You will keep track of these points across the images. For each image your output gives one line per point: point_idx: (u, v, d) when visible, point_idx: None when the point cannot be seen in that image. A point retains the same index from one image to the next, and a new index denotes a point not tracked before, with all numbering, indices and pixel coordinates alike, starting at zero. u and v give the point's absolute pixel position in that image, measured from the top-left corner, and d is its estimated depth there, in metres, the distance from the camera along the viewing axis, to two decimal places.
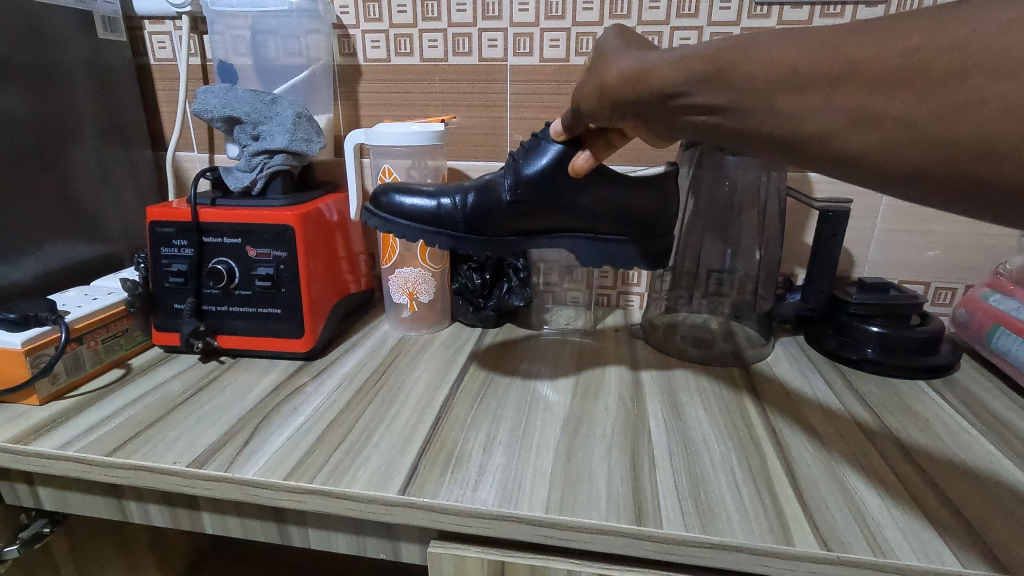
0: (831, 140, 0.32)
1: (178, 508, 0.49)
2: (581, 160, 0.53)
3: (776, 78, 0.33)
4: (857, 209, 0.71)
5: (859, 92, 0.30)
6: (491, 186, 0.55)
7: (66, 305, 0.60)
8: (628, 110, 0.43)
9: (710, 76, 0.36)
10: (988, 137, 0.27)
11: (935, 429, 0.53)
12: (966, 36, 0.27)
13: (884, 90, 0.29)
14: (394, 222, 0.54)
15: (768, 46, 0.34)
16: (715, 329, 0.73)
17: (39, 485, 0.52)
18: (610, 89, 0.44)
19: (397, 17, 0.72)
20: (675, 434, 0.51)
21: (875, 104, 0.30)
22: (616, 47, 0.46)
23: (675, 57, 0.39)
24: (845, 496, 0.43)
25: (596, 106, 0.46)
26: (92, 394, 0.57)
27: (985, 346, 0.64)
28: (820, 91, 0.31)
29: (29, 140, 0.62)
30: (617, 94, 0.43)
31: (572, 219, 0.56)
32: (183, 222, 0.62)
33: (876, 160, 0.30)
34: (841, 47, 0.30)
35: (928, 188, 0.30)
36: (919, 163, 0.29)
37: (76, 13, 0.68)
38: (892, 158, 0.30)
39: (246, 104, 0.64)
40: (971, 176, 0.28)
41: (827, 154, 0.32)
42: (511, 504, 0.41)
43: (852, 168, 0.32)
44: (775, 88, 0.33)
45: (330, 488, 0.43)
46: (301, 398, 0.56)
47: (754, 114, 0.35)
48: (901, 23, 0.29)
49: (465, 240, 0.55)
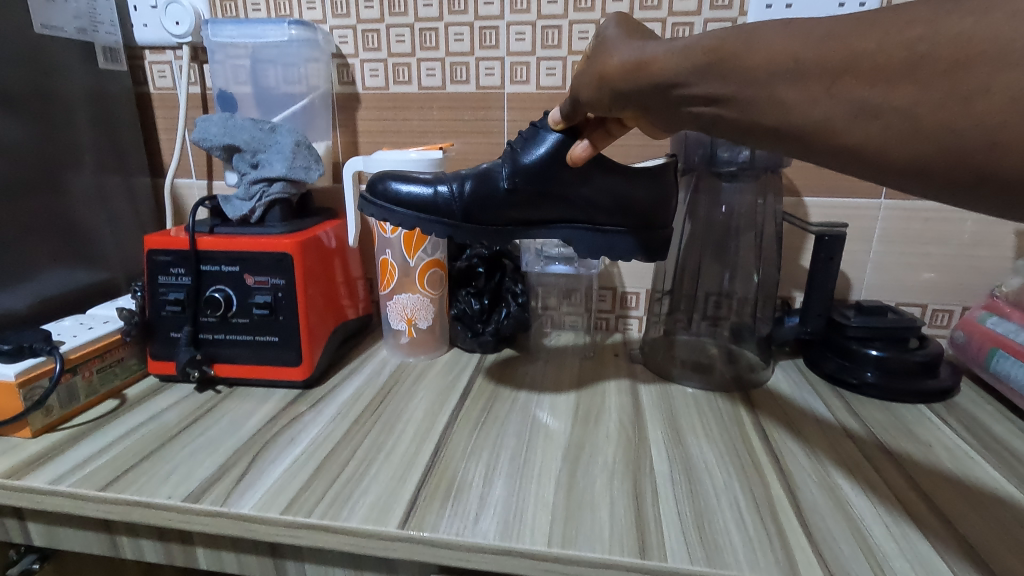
0: (831, 131, 0.32)
1: (172, 543, 0.48)
2: (581, 149, 0.53)
3: (778, 68, 0.33)
4: (854, 232, 0.72)
5: (861, 82, 0.30)
6: (488, 174, 0.55)
7: (61, 335, 0.59)
8: (627, 99, 0.44)
9: (711, 66, 0.37)
10: (990, 127, 0.26)
11: (938, 454, 0.53)
12: (971, 26, 0.27)
13: (886, 80, 0.29)
14: (388, 209, 0.55)
15: (770, 37, 0.34)
16: (714, 354, 0.71)
17: (29, 519, 0.51)
18: (609, 79, 0.44)
19: (396, 46, 0.74)
20: (677, 462, 0.50)
21: (876, 96, 0.30)
22: (615, 36, 0.46)
23: (676, 48, 0.39)
24: (851, 526, 0.43)
25: (595, 95, 0.47)
26: (86, 426, 0.56)
27: (985, 368, 0.64)
28: (822, 82, 0.32)
29: (27, 166, 0.62)
30: (618, 84, 0.44)
31: (575, 204, 0.56)
32: (182, 250, 0.62)
33: (877, 153, 0.31)
34: (846, 38, 0.31)
35: (930, 182, 0.30)
36: (921, 155, 0.29)
37: (78, 44, 0.69)
38: (893, 149, 0.30)
39: (246, 132, 0.64)
40: (972, 169, 0.28)
41: (829, 146, 0.33)
42: (513, 537, 0.41)
43: (854, 162, 0.32)
44: (777, 78, 0.33)
45: (328, 522, 0.42)
46: (299, 427, 0.55)
47: (755, 105, 0.35)
48: (905, 14, 0.29)
49: (461, 228, 0.55)
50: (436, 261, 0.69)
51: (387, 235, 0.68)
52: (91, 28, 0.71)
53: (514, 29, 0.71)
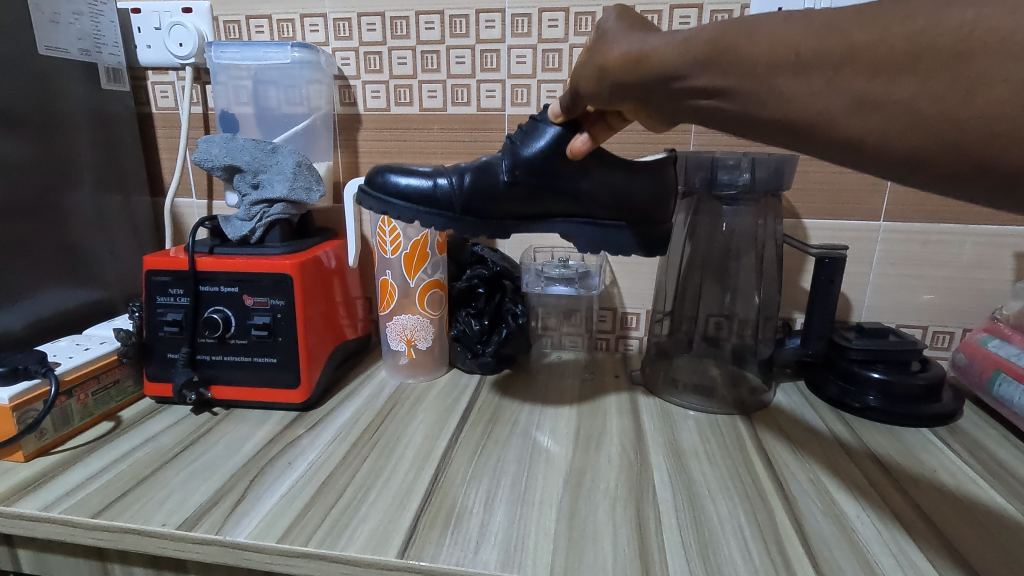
0: (831, 124, 0.32)
1: (166, 570, 0.47)
2: (581, 142, 0.54)
3: (779, 61, 0.33)
4: (854, 254, 0.72)
5: (862, 75, 0.30)
6: (488, 168, 0.55)
7: (55, 356, 0.59)
8: (628, 92, 0.43)
9: (710, 58, 0.36)
10: (990, 118, 0.27)
11: (943, 479, 0.52)
12: (972, 17, 0.27)
13: (888, 73, 0.29)
14: (388, 202, 0.55)
15: (771, 29, 0.33)
16: (715, 375, 0.70)
17: (18, 546, 0.50)
18: (610, 71, 0.43)
19: (397, 68, 0.74)
20: (680, 489, 0.50)
21: (877, 88, 0.30)
22: (617, 28, 0.45)
23: (676, 40, 0.38)
24: (858, 555, 0.42)
25: (596, 88, 0.46)
26: (80, 449, 0.55)
27: (988, 392, 0.64)
28: (821, 74, 0.31)
29: (29, 184, 0.62)
30: (618, 76, 0.43)
31: (576, 196, 0.56)
32: (180, 271, 0.61)
33: (878, 146, 0.31)
34: (847, 30, 0.30)
35: (931, 174, 0.30)
36: (922, 147, 0.29)
37: (80, 65, 0.69)
38: (894, 141, 0.30)
39: (246, 153, 0.64)
40: (973, 161, 0.28)
41: (829, 139, 0.32)
42: (514, 567, 0.40)
43: (854, 155, 0.32)
44: (778, 71, 0.33)
45: (325, 552, 0.41)
46: (297, 451, 0.55)
47: (754, 97, 0.34)
48: (907, 6, 0.29)
49: (460, 221, 0.55)
50: (436, 282, 0.69)
51: (387, 255, 0.68)
52: (94, 50, 0.71)
53: (514, 53, 0.72)
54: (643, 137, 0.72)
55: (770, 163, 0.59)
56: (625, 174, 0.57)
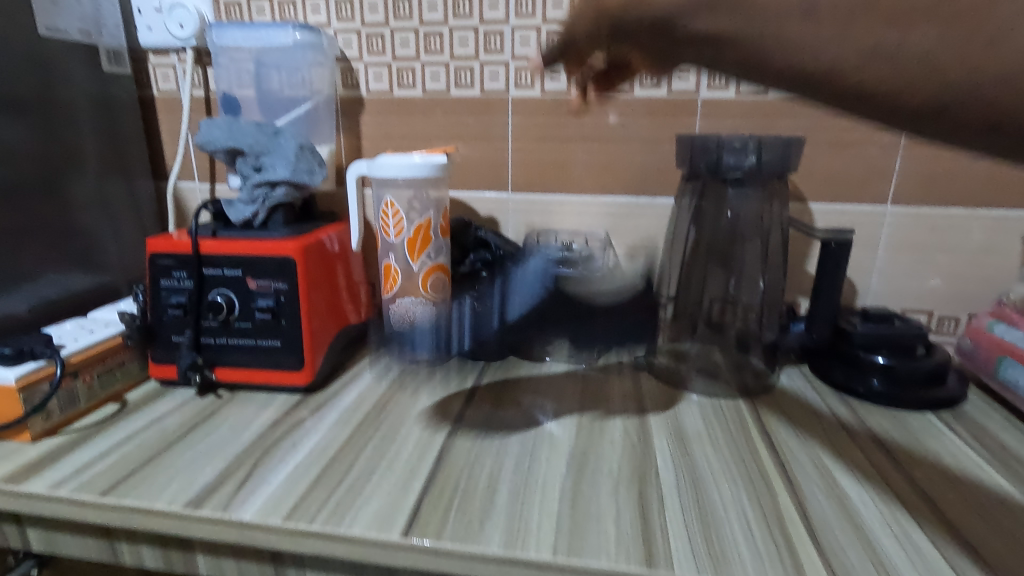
0: (842, 75, 0.29)
1: (172, 549, 0.48)
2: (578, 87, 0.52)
3: (787, 4, 0.29)
4: (859, 238, 0.71)
5: (878, 22, 0.27)
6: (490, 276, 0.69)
7: (62, 338, 0.59)
8: (628, 36, 0.35)
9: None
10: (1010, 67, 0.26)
11: (947, 463, 0.52)
12: None
13: (908, 19, 0.27)
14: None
15: None
16: (719, 361, 0.70)
17: (28, 525, 0.50)
18: (607, 8, 0.35)
19: (400, 50, 0.74)
20: (683, 470, 0.50)
21: (893, 39, 0.27)
22: None
23: None
24: (860, 536, 0.42)
25: (591, 30, 0.37)
26: (86, 430, 0.55)
27: (993, 377, 0.63)
28: (835, 20, 0.28)
29: (30, 166, 0.62)
30: (617, 13, 0.35)
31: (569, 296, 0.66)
32: (183, 254, 0.61)
33: (889, 98, 0.28)
34: None
35: (941, 123, 0.28)
36: (933, 97, 0.27)
37: (81, 47, 0.69)
38: (906, 91, 0.28)
39: (249, 136, 0.64)
40: (988, 114, 0.27)
41: (838, 89, 0.29)
42: (518, 546, 0.40)
43: (862, 102, 0.29)
44: (785, 15, 0.29)
45: (330, 531, 0.41)
46: (301, 433, 0.55)
47: (761, 44, 0.30)
48: None
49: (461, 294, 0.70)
50: (439, 266, 0.69)
51: (390, 239, 0.68)
52: (94, 32, 0.71)
53: (518, 34, 0.71)
54: (647, 121, 0.71)
55: (776, 146, 0.58)
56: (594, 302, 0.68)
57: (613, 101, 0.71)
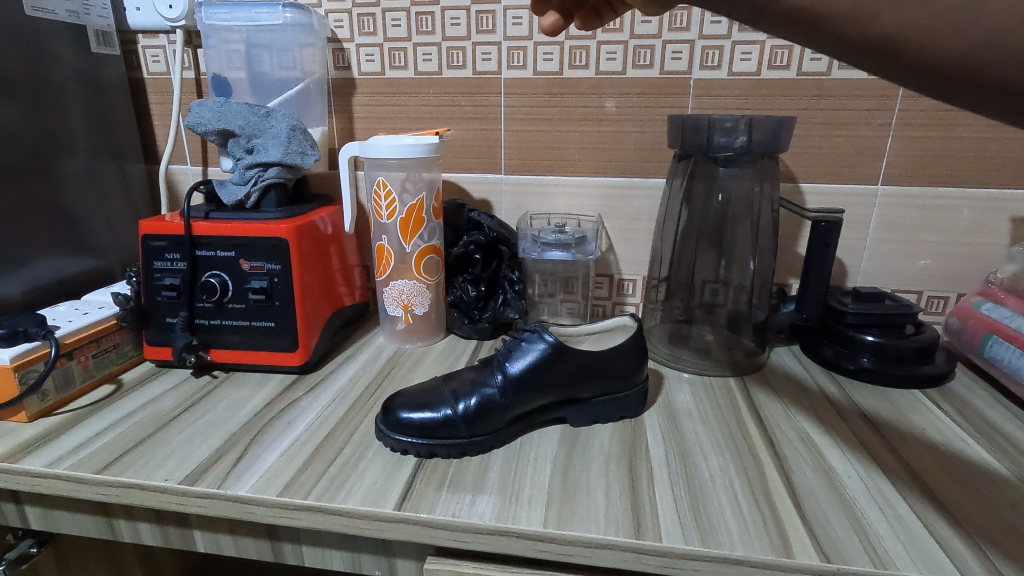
0: (866, 17, 0.28)
1: (169, 526, 0.49)
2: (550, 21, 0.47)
3: None
4: (849, 218, 0.72)
5: None
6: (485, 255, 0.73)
7: (56, 320, 0.59)
8: None
9: None
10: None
11: (932, 438, 0.53)
12: None
13: None
14: (397, 438, 0.48)
15: None
16: (711, 340, 0.70)
17: (26, 503, 0.51)
18: None
19: (391, 31, 0.73)
20: (673, 446, 0.50)
21: None
22: None
23: None
24: (844, 507, 0.43)
25: None
26: (82, 411, 0.56)
27: (979, 355, 0.64)
28: None
29: (20, 149, 0.62)
30: None
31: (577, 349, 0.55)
32: (176, 235, 0.61)
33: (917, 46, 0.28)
34: None
35: (964, 80, 0.28)
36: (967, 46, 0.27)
37: (69, 28, 0.68)
38: (941, 38, 0.27)
39: (240, 117, 0.64)
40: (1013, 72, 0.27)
41: (862, 34, 0.28)
42: (509, 519, 0.41)
43: (888, 50, 0.28)
44: None
45: (323, 505, 0.42)
46: (295, 412, 0.56)
47: None
48: None
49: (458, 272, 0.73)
50: (432, 248, 0.69)
51: (383, 221, 0.68)
52: (83, 12, 0.70)
53: (510, 14, 0.70)
54: (640, 101, 0.71)
55: (767, 125, 0.58)
56: (579, 333, 0.59)
57: (606, 81, 0.71)
